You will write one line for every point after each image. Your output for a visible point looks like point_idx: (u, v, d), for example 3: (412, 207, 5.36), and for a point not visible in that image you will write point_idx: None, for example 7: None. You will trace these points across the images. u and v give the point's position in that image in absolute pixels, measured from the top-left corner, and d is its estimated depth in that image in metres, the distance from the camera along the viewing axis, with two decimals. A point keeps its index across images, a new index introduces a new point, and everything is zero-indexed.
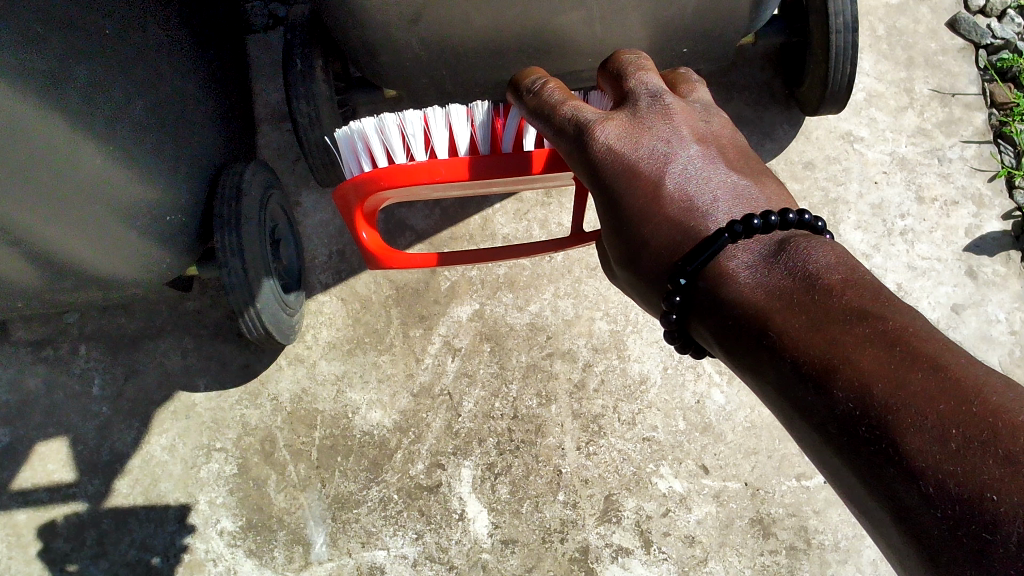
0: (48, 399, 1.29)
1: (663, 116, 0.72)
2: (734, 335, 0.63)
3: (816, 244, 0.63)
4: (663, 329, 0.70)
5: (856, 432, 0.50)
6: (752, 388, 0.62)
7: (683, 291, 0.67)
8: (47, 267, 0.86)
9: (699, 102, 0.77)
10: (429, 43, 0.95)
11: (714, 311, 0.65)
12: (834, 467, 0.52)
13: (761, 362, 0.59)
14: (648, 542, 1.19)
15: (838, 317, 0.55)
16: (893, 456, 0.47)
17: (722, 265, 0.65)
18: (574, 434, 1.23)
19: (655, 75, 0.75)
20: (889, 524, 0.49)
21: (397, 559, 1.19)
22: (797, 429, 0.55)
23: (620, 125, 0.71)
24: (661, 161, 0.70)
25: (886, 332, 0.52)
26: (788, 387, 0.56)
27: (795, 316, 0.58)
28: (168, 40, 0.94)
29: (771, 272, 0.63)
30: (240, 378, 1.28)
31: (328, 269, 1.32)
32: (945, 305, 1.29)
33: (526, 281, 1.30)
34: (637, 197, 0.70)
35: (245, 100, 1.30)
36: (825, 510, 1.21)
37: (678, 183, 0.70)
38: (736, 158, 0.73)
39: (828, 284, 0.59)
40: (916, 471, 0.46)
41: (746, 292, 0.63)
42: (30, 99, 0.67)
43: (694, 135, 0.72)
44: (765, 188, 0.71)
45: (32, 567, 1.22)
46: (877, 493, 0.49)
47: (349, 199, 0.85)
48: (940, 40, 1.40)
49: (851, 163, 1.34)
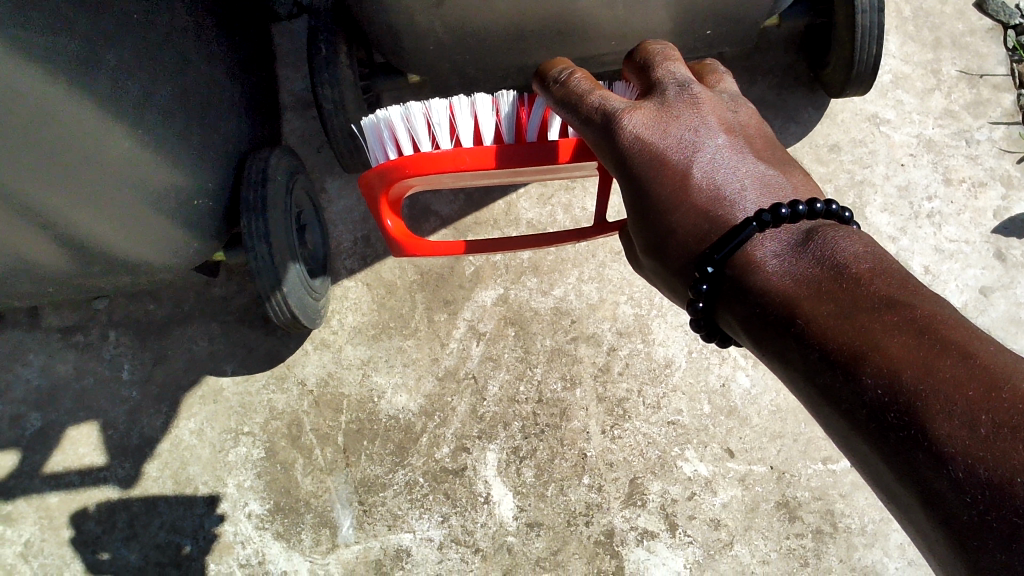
0: (78, 383, 1.31)
1: (691, 106, 0.72)
2: (762, 323, 0.62)
3: (844, 234, 0.63)
4: (689, 318, 0.70)
5: (885, 419, 0.50)
6: (779, 376, 0.61)
7: (710, 280, 0.66)
8: (79, 252, 0.87)
9: (726, 92, 0.76)
10: (452, 27, 0.95)
11: (740, 299, 0.65)
12: (863, 454, 0.52)
13: (788, 350, 0.59)
14: (673, 525, 1.19)
15: (866, 305, 0.55)
16: (922, 442, 0.47)
17: (748, 254, 0.65)
18: (599, 418, 1.23)
19: (683, 66, 0.75)
20: (918, 511, 0.48)
21: (423, 542, 1.20)
22: (825, 416, 0.55)
23: (647, 114, 0.71)
24: (689, 151, 0.70)
25: (914, 320, 0.52)
26: (816, 374, 0.55)
27: (823, 304, 0.58)
28: (194, 26, 0.94)
29: (799, 261, 0.62)
30: (267, 362, 1.29)
31: (353, 255, 1.32)
32: (973, 288, 1.28)
33: (550, 265, 1.30)
34: (664, 186, 0.70)
35: (269, 86, 1.30)
36: (852, 494, 1.21)
37: (705, 172, 0.69)
38: (763, 148, 0.73)
39: (856, 273, 0.58)
40: (945, 456, 0.46)
41: (774, 280, 0.63)
42: (63, 84, 0.68)
43: (722, 124, 0.72)
44: (793, 178, 0.71)
45: (64, 550, 1.24)
46: (906, 479, 0.48)
47: (374, 186, 0.85)
48: (968, 20, 1.38)
49: (877, 146, 1.33)
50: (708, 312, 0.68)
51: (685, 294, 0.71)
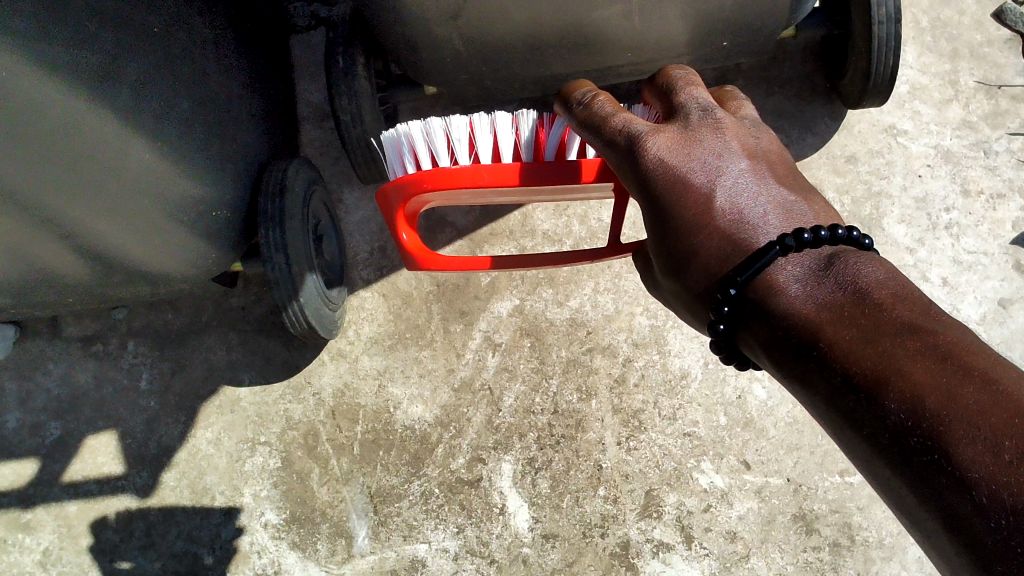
0: (97, 393, 1.32)
1: (715, 130, 0.72)
2: (784, 347, 0.62)
3: (867, 261, 0.63)
4: (710, 340, 0.70)
5: (908, 443, 0.49)
6: (801, 399, 0.61)
7: (733, 301, 0.66)
8: (100, 264, 0.88)
9: (749, 118, 0.76)
10: (467, 39, 0.95)
11: (763, 322, 0.64)
12: (885, 478, 0.52)
13: (810, 373, 0.58)
14: (689, 537, 1.19)
15: (889, 331, 0.55)
16: (946, 467, 0.47)
17: (771, 277, 0.65)
18: (614, 429, 1.23)
19: (705, 91, 0.76)
20: (941, 536, 0.48)
21: (439, 553, 1.20)
22: (846, 440, 0.55)
23: (671, 137, 0.71)
24: (712, 174, 0.70)
25: (936, 347, 0.52)
26: (838, 397, 0.55)
27: (846, 328, 0.58)
28: (213, 39, 0.96)
29: (821, 286, 0.62)
30: (284, 372, 1.29)
31: (369, 265, 1.32)
32: (992, 300, 1.28)
33: (566, 277, 1.29)
34: (687, 209, 0.69)
35: (288, 97, 1.31)
36: (869, 507, 1.20)
37: (729, 196, 0.69)
38: (785, 173, 0.73)
39: (879, 299, 0.58)
40: (969, 482, 0.45)
41: (797, 305, 0.62)
42: (88, 100, 0.70)
43: (744, 149, 0.72)
44: (815, 205, 0.70)
45: (83, 558, 1.25)
46: (929, 504, 0.48)
47: (391, 199, 0.86)
48: (986, 30, 1.37)
49: (894, 157, 1.33)
50: (730, 334, 0.68)
51: (705, 316, 0.71)
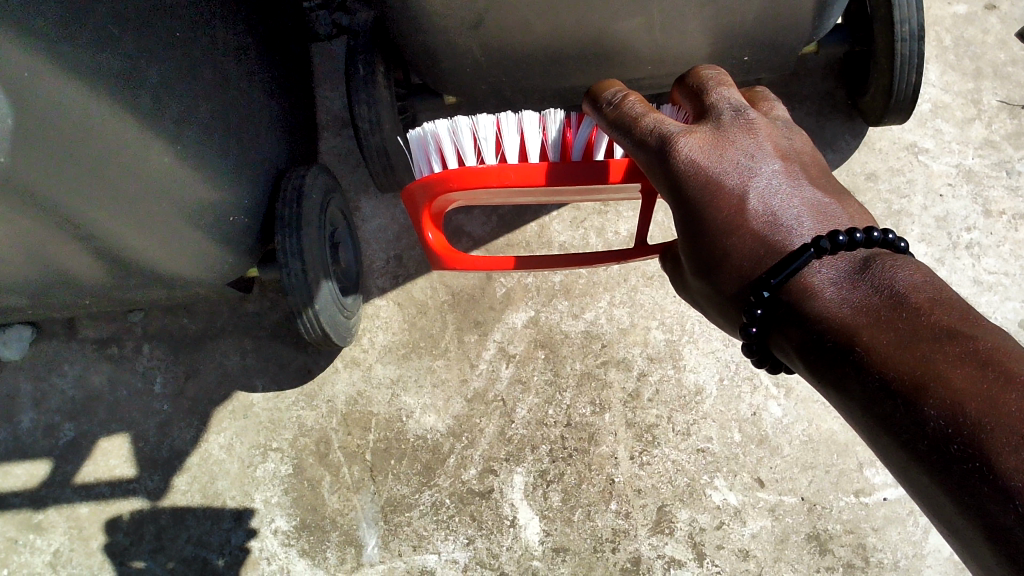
0: (111, 395, 1.32)
1: (747, 131, 0.71)
2: (817, 351, 0.61)
3: (902, 264, 0.62)
4: (742, 344, 0.69)
5: (947, 450, 0.49)
6: (834, 405, 0.60)
7: (765, 304, 0.65)
8: (116, 266, 0.88)
9: (780, 118, 0.75)
10: (488, 50, 0.95)
11: (796, 326, 0.63)
12: (922, 485, 0.51)
13: (844, 377, 0.58)
14: (700, 555, 1.18)
15: (927, 335, 0.54)
16: (987, 475, 0.46)
17: (804, 281, 0.64)
18: (627, 443, 1.22)
19: (735, 91, 0.75)
20: (981, 547, 0.47)
21: (448, 563, 1.20)
22: (881, 447, 0.54)
23: (702, 139, 0.70)
24: (744, 175, 0.69)
25: (976, 352, 0.51)
26: (874, 404, 0.55)
27: (883, 332, 0.57)
28: (235, 45, 0.96)
29: (856, 290, 0.62)
30: (298, 379, 1.29)
31: (385, 274, 1.33)
32: (1013, 321, 1.26)
33: (582, 288, 1.29)
34: (719, 211, 0.69)
35: (308, 105, 1.32)
36: (885, 528, 1.18)
37: (761, 197, 0.69)
38: (819, 175, 0.72)
39: (916, 303, 0.58)
40: (1012, 491, 0.45)
41: (832, 307, 0.62)
42: (108, 100, 0.70)
43: (777, 150, 0.71)
44: (848, 207, 0.69)
45: (92, 560, 1.25)
46: (968, 514, 0.47)
47: (417, 199, 0.86)
48: (1010, 49, 1.36)
49: (915, 175, 1.32)
50: (761, 338, 0.67)
51: (736, 318, 0.70)
